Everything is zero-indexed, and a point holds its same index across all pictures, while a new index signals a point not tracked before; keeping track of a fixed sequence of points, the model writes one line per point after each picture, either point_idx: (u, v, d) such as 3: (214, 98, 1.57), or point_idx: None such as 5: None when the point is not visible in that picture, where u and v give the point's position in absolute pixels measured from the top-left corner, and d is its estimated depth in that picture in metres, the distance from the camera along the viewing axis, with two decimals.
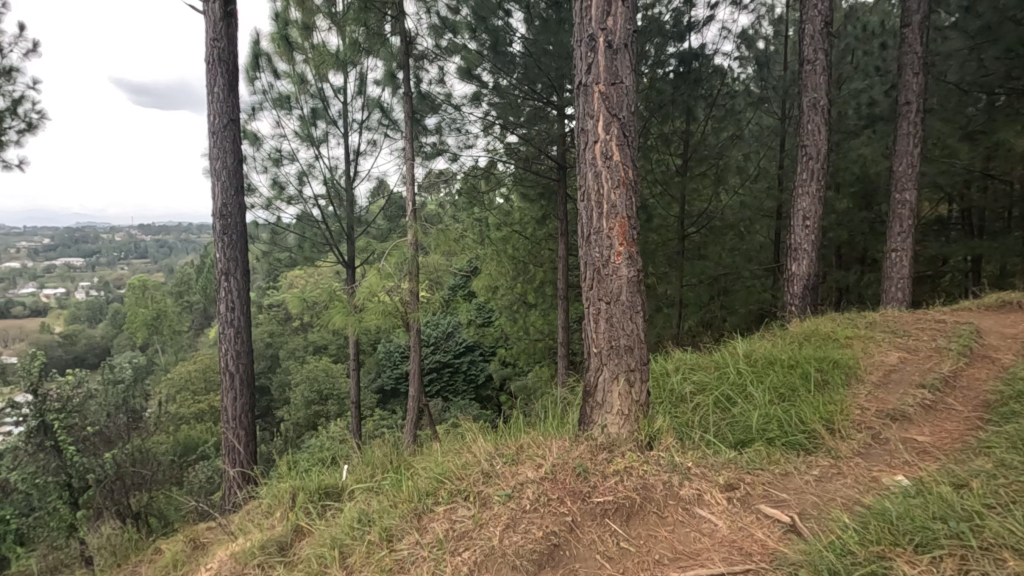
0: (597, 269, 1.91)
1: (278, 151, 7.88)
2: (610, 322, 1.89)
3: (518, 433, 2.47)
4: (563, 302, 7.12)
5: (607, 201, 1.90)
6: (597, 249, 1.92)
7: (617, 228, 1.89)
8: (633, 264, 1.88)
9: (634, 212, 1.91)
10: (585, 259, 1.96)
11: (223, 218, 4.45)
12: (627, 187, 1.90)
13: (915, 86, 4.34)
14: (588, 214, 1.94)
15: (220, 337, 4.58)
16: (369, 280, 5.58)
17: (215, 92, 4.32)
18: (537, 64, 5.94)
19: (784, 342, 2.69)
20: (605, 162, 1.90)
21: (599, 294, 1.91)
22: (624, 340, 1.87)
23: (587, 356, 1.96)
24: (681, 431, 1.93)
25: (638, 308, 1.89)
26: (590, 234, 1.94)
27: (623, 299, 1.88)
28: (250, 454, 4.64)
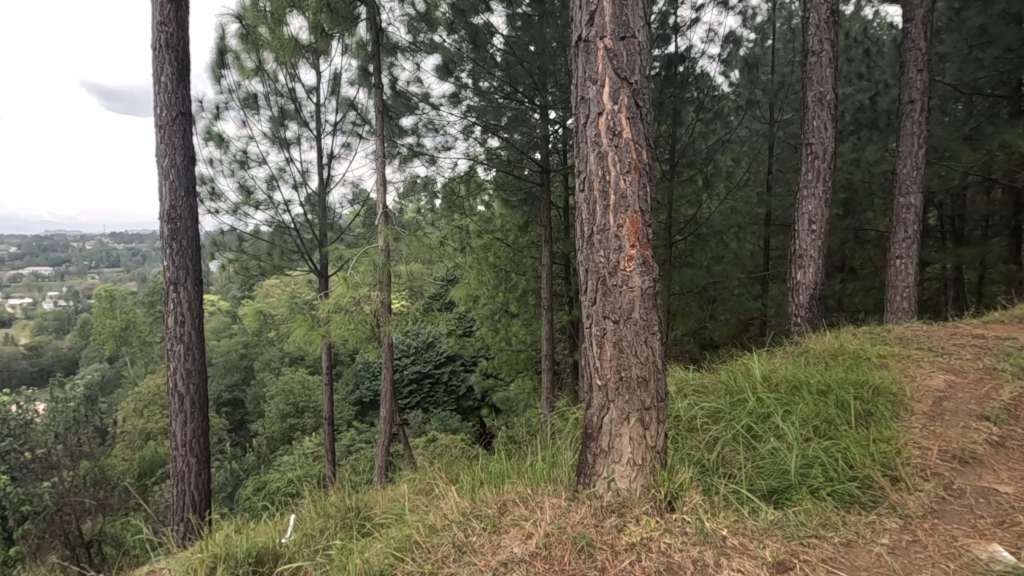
0: (602, 276, 1.56)
1: (246, 154, 7.45)
2: (618, 345, 1.54)
3: (500, 476, 2.09)
4: (547, 312, 6.74)
5: (613, 188, 1.55)
6: (601, 253, 1.57)
7: (627, 222, 1.54)
8: (648, 272, 1.54)
9: (647, 204, 1.57)
10: (585, 265, 1.62)
11: (172, 222, 3.99)
12: (639, 172, 1.55)
13: (919, 84, 4.11)
14: (588, 206, 1.60)
15: (168, 355, 4.11)
16: (337, 290, 5.20)
17: (161, 81, 3.89)
18: (520, 63, 5.60)
19: (807, 361, 2.36)
20: (612, 140, 1.56)
21: (603, 309, 1.56)
22: (637, 371, 1.52)
23: (589, 390, 1.61)
24: (706, 480, 1.59)
25: (655, 329, 1.55)
26: (591, 231, 1.59)
27: (635, 316, 1.53)
28: (203, 484, 4.20)
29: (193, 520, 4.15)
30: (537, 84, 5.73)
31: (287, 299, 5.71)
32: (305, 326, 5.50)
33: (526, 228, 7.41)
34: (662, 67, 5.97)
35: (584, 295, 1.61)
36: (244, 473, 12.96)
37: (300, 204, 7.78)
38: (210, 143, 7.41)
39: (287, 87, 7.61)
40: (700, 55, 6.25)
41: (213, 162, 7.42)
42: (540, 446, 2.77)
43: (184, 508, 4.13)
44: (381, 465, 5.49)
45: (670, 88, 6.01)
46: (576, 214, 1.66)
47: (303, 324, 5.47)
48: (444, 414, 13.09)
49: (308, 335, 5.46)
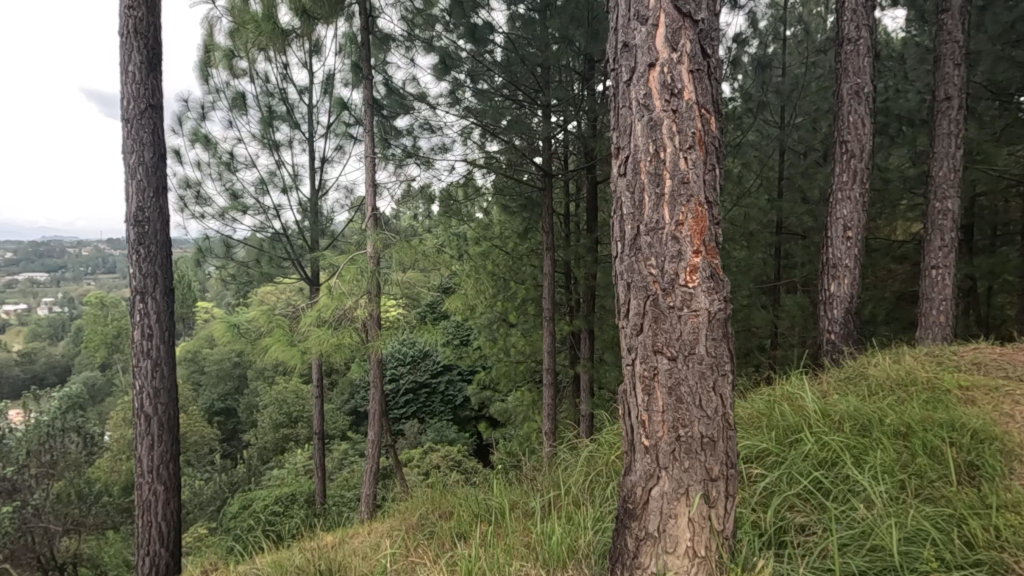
0: (655, 293, 1.37)
1: (234, 156, 7.11)
2: (678, 389, 1.35)
3: (509, 550, 1.74)
4: (547, 325, 6.35)
5: (668, 163, 1.36)
6: (652, 256, 1.38)
7: (689, 211, 1.35)
8: (716, 287, 1.35)
9: (712, 187, 1.38)
10: (626, 277, 1.44)
11: (139, 225, 3.63)
12: (704, 148, 1.37)
13: (956, 79, 3.78)
14: (636, 186, 1.41)
15: (134, 373, 3.72)
16: (320, 302, 4.89)
17: (129, 71, 3.55)
18: (521, 62, 5.23)
19: (868, 395, 2.08)
20: (670, 103, 1.36)
21: (656, 344, 1.37)
22: (700, 427, 1.33)
23: (634, 452, 1.42)
24: (782, 565, 1.27)
25: (722, 372, 1.36)
26: (635, 223, 1.42)
27: (698, 353, 1.34)
28: (170, 513, 3.81)
29: (159, 556, 3.75)
30: (540, 83, 5.39)
31: (267, 312, 5.32)
32: (281, 343, 5.09)
33: (526, 235, 7.11)
34: None
35: (628, 320, 1.43)
36: (232, 488, 12.51)
37: (291, 209, 7.45)
38: (196, 144, 7.05)
39: (278, 87, 7.29)
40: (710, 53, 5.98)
41: (199, 165, 7.07)
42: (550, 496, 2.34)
43: (149, 542, 3.74)
44: (367, 492, 5.08)
45: None
46: (616, 205, 1.49)
47: (279, 339, 5.08)
48: (440, 425, 12.71)
49: (286, 351, 5.06)
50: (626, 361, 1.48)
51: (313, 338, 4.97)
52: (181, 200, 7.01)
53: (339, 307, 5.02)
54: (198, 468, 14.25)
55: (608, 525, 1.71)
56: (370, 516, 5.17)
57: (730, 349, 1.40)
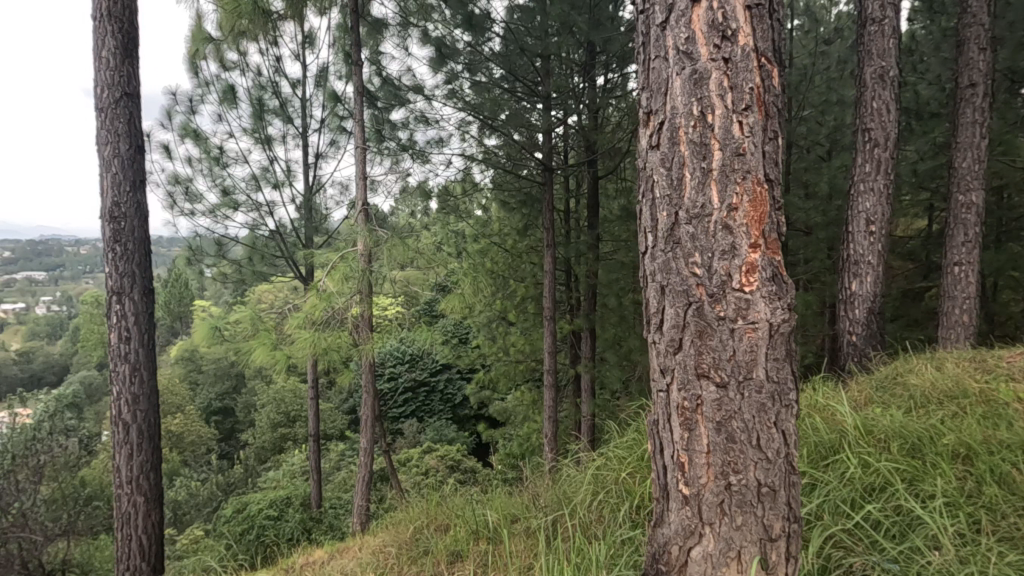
0: (700, 302, 1.19)
1: (224, 151, 6.88)
2: (730, 424, 1.18)
3: None
4: (548, 324, 6.14)
5: (717, 126, 1.18)
6: (695, 248, 1.21)
7: (745, 187, 1.17)
8: (776, 294, 1.17)
9: (773, 158, 1.19)
10: (661, 278, 1.27)
11: (114, 221, 3.42)
12: (764, 111, 1.18)
13: (982, 64, 3.60)
14: (673, 157, 1.24)
15: (111, 378, 3.52)
16: (308, 304, 4.60)
17: (103, 57, 3.34)
18: (521, 53, 5.01)
19: (912, 407, 1.91)
20: (720, 52, 1.18)
21: (699, 367, 1.21)
22: (753, 471, 1.17)
23: (671, 499, 1.28)
24: None
25: (783, 405, 1.18)
26: (671, 204, 1.25)
27: (757, 382, 1.17)
28: (152, 526, 3.61)
29: (139, 572, 3.55)
30: (541, 74, 5.20)
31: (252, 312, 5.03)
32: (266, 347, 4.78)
33: (526, 232, 6.91)
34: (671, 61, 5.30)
35: (663, 335, 1.27)
36: (228, 490, 12.31)
37: (284, 206, 7.25)
38: (185, 139, 6.81)
39: (270, 80, 7.09)
40: None
41: (189, 160, 6.83)
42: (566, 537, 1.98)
43: (128, 557, 3.54)
44: (360, 502, 4.88)
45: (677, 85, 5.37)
46: (647, 182, 1.32)
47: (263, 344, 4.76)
48: (439, 424, 12.52)
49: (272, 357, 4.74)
50: (659, 387, 1.32)
51: (298, 343, 4.61)
52: (170, 197, 6.78)
53: (329, 308, 4.72)
54: (194, 468, 14.03)
55: (630, 567, 1.54)
56: (362, 527, 4.97)
57: (792, 370, 1.23)
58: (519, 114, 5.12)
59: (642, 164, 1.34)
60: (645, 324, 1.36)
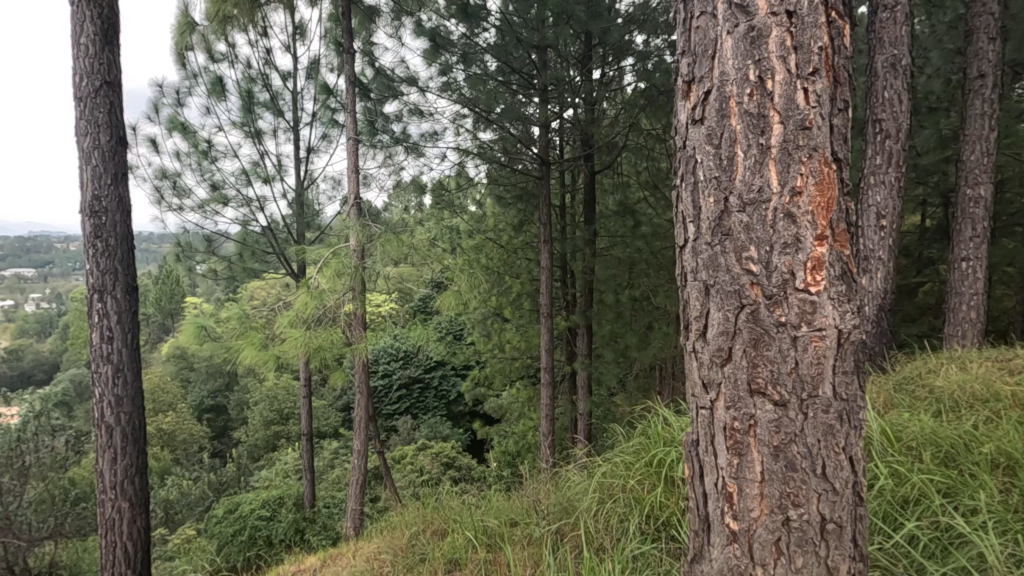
0: (755, 306, 1.08)
1: (213, 145, 6.71)
2: (790, 449, 1.07)
3: None
4: (546, 321, 6.03)
5: (778, 93, 1.06)
6: (750, 240, 1.08)
7: (810, 167, 1.05)
8: (846, 300, 1.05)
9: (841, 135, 1.07)
10: (707, 277, 1.15)
11: (95, 216, 3.28)
12: (833, 79, 1.06)
13: (991, 55, 3.53)
14: (722, 128, 1.12)
15: (93, 380, 3.38)
16: (299, 301, 4.54)
17: (82, 43, 3.19)
18: (517, 44, 4.90)
19: (943, 413, 1.89)
20: (781, 10, 1.06)
21: (753, 382, 1.09)
22: (817, 508, 1.06)
23: (717, 529, 1.18)
24: None
25: (853, 430, 1.07)
26: (718, 184, 1.13)
27: (827, 402, 1.05)
28: (138, 533, 3.48)
29: None
30: (536, 66, 5.07)
31: (240, 312, 4.97)
32: (255, 347, 4.64)
33: (522, 228, 6.80)
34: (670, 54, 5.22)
35: (710, 343, 1.15)
36: (220, 490, 12.16)
37: (275, 201, 7.09)
38: (173, 133, 6.64)
39: (260, 72, 6.92)
40: None
41: (177, 154, 6.67)
42: (575, 551, 1.88)
43: (113, 564, 3.41)
44: (354, 505, 4.77)
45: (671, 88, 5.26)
46: (689, 161, 1.19)
47: (251, 343, 4.64)
48: (434, 421, 12.42)
49: (260, 358, 4.62)
50: (702, 401, 1.20)
51: (288, 341, 4.55)
52: (157, 192, 6.62)
53: (320, 306, 4.60)
54: (185, 467, 13.83)
55: None
56: (355, 531, 4.86)
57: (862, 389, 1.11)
58: (515, 107, 4.97)
59: (682, 139, 1.22)
60: (683, 327, 1.25)
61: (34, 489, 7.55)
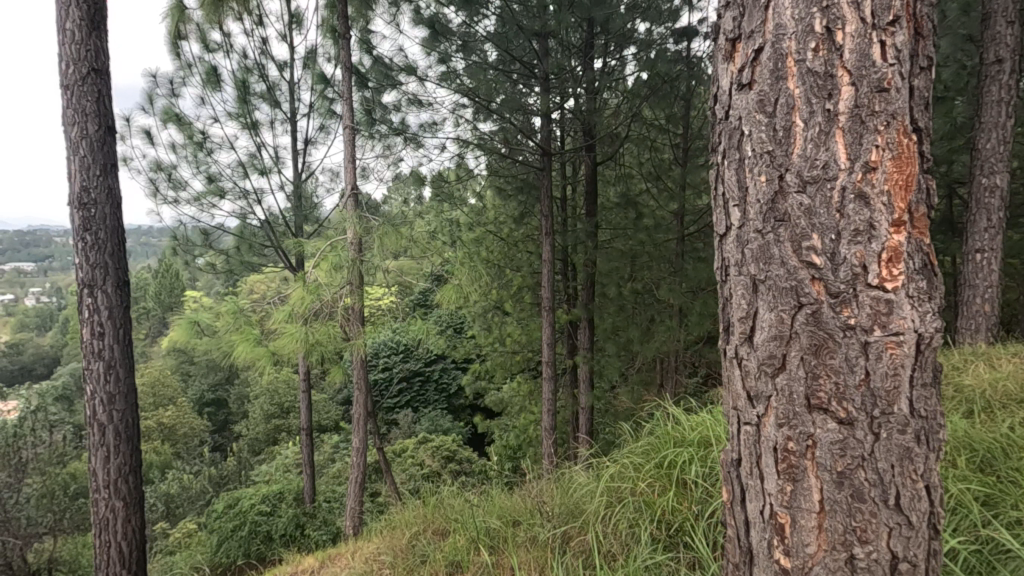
0: (817, 307, 0.98)
1: (208, 136, 6.58)
2: (857, 475, 0.98)
3: None
4: (547, 315, 5.93)
5: (849, 47, 0.96)
6: (812, 227, 0.99)
7: (886, 138, 0.95)
8: (925, 305, 0.95)
9: (922, 99, 0.97)
10: (760, 272, 1.06)
11: (83, 208, 3.18)
12: (914, 31, 0.96)
13: (1010, 39, 3.44)
14: (776, 92, 1.03)
15: (84, 377, 3.30)
16: (294, 296, 4.43)
17: (67, 29, 3.08)
18: (518, 32, 4.75)
19: (976, 416, 1.87)
20: None
21: (813, 396, 1.00)
22: (885, 538, 0.97)
23: (768, 555, 1.10)
24: None
25: (929, 455, 0.98)
26: (769, 159, 1.04)
27: (901, 422, 0.96)
28: (133, 533, 3.42)
29: None
30: (537, 54, 4.96)
31: (232, 307, 4.69)
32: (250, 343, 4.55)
33: (524, 220, 6.71)
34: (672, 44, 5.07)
35: (760, 348, 1.06)
36: (221, 484, 12.13)
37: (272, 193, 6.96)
38: (167, 124, 6.51)
39: (256, 62, 6.78)
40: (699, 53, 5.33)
41: (172, 146, 6.55)
42: (584, 557, 1.81)
43: (108, 564, 3.34)
44: (353, 503, 4.71)
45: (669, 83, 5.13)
46: (733, 131, 1.11)
47: (246, 339, 4.47)
48: (435, 415, 12.37)
49: (254, 354, 4.45)
50: (749, 416, 1.12)
51: (283, 337, 4.42)
52: (152, 184, 6.51)
53: (315, 302, 4.51)
54: (186, 461, 13.79)
55: None
56: (354, 529, 4.80)
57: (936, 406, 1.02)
58: (516, 96, 4.87)
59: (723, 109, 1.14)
60: (725, 330, 1.18)
61: (32, 485, 7.50)
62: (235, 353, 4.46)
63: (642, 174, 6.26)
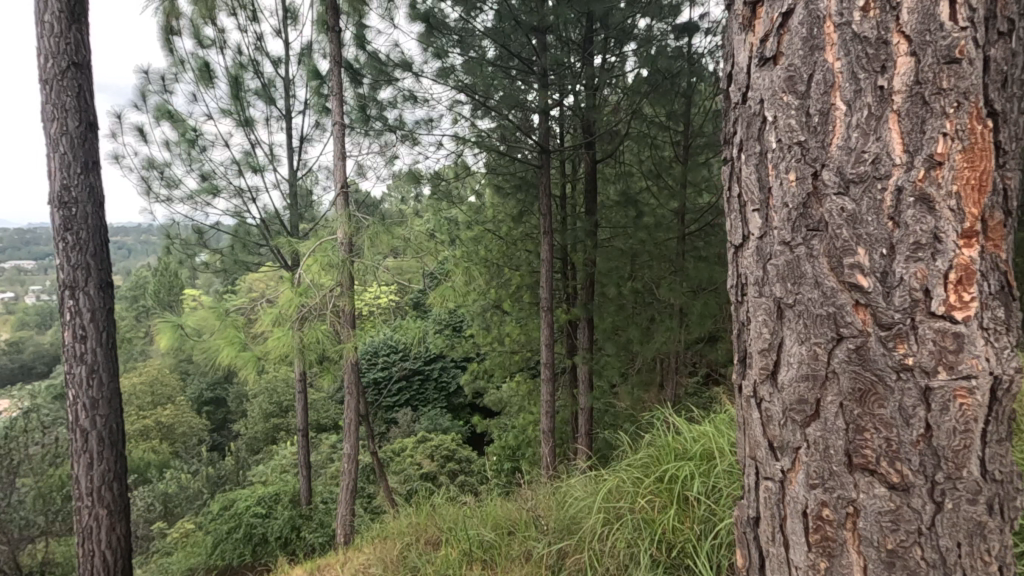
0: (863, 345, 0.85)
1: (201, 134, 6.45)
2: (911, 554, 0.85)
3: None
4: (545, 315, 5.83)
5: (908, 7, 0.81)
6: (857, 244, 0.85)
7: (956, 125, 0.81)
8: (998, 354, 0.82)
9: (1000, 73, 0.82)
10: (791, 294, 0.93)
11: (64, 207, 3.08)
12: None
13: None
14: (811, 67, 0.89)
15: (66, 382, 3.19)
16: (282, 297, 4.33)
17: (45, 22, 2.96)
18: (515, 26, 4.62)
19: None
20: None
21: (856, 453, 0.87)
22: None
23: None
24: None
25: (1001, 531, 0.84)
26: (801, 149, 0.90)
27: (969, 493, 0.83)
28: (119, 541, 3.32)
29: None
30: (536, 51, 4.85)
31: (214, 309, 4.25)
32: None
33: (522, 219, 6.60)
34: (674, 39, 4.95)
35: (789, 388, 0.94)
36: (218, 484, 12.04)
37: (267, 192, 6.82)
38: (160, 121, 6.39)
39: (251, 58, 6.66)
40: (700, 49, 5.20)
41: (165, 144, 6.44)
42: None
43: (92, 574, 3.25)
44: (345, 513, 4.60)
45: (667, 80, 5.00)
46: (754, 117, 0.98)
47: (230, 343, 4.16)
48: (434, 414, 12.25)
49: (240, 359, 4.16)
50: (771, 469, 1.00)
51: (272, 340, 4.24)
52: (145, 182, 6.42)
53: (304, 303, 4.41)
54: (184, 460, 13.71)
55: None
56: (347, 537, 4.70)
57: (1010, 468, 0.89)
58: (514, 93, 4.77)
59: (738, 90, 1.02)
60: (740, 361, 1.05)
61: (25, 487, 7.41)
62: (218, 358, 4.14)
63: (642, 171, 6.11)
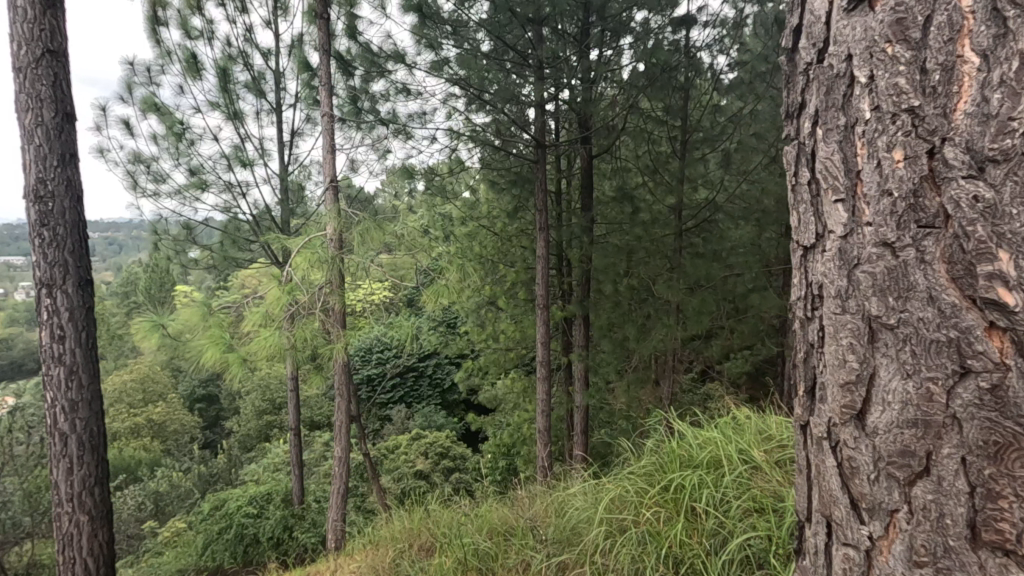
0: (1000, 384, 0.68)
1: (189, 127, 6.29)
2: None
3: None
4: (541, 313, 5.73)
5: None
6: (999, 245, 0.68)
7: None
8: None
9: None
10: (900, 319, 0.79)
11: (41, 202, 2.95)
12: None
13: None
14: (930, 8, 0.76)
15: (43, 384, 3.06)
16: (269, 296, 4.22)
17: (17, 6, 2.82)
18: (511, 15, 4.49)
19: None
20: None
21: (984, 525, 0.70)
22: None
23: None
24: None
25: None
26: (913, 117, 0.77)
27: None
28: (101, 549, 3.20)
29: None
30: (532, 43, 4.76)
31: (200, 308, 4.09)
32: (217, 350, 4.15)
33: (517, 214, 6.48)
34: (671, 32, 4.93)
35: (891, 433, 0.80)
36: (210, 483, 11.91)
37: (258, 187, 6.68)
38: (147, 115, 6.24)
39: (240, 50, 6.49)
40: (694, 43, 5.18)
41: (153, 138, 6.29)
42: None
43: None
44: (334, 519, 4.52)
45: (663, 74, 4.92)
46: (838, 80, 0.89)
47: (215, 343, 4.01)
48: (428, 410, 12.17)
49: (223, 361, 4.01)
50: (852, 534, 0.88)
51: (259, 340, 4.09)
52: (132, 177, 6.27)
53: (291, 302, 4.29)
54: (175, 458, 13.54)
55: None
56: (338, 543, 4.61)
57: None
58: (509, 87, 4.66)
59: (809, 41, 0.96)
60: (811, 389, 0.96)
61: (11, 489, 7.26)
62: (202, 359, 4.00)
63: (638, 167, 5.93)
